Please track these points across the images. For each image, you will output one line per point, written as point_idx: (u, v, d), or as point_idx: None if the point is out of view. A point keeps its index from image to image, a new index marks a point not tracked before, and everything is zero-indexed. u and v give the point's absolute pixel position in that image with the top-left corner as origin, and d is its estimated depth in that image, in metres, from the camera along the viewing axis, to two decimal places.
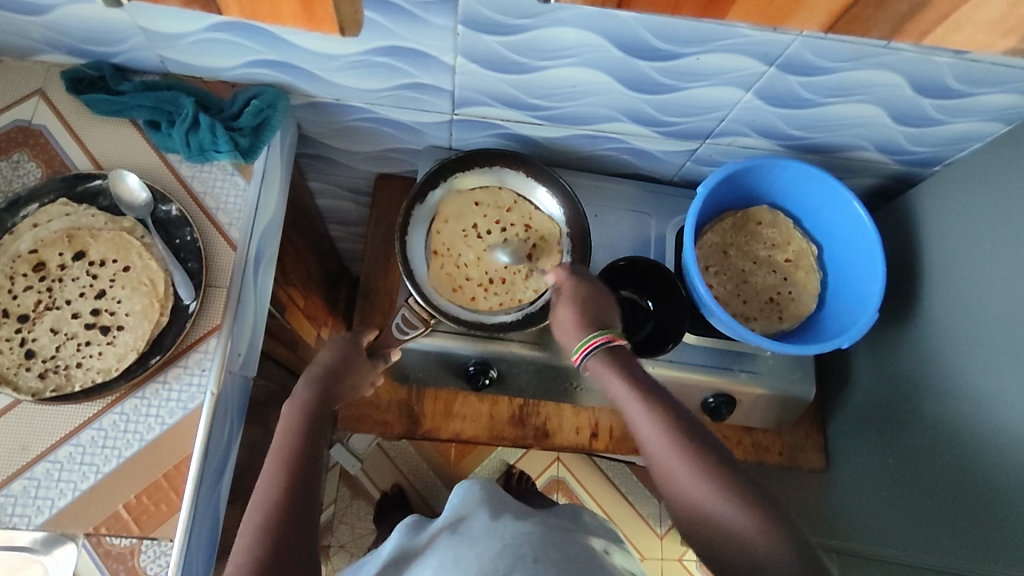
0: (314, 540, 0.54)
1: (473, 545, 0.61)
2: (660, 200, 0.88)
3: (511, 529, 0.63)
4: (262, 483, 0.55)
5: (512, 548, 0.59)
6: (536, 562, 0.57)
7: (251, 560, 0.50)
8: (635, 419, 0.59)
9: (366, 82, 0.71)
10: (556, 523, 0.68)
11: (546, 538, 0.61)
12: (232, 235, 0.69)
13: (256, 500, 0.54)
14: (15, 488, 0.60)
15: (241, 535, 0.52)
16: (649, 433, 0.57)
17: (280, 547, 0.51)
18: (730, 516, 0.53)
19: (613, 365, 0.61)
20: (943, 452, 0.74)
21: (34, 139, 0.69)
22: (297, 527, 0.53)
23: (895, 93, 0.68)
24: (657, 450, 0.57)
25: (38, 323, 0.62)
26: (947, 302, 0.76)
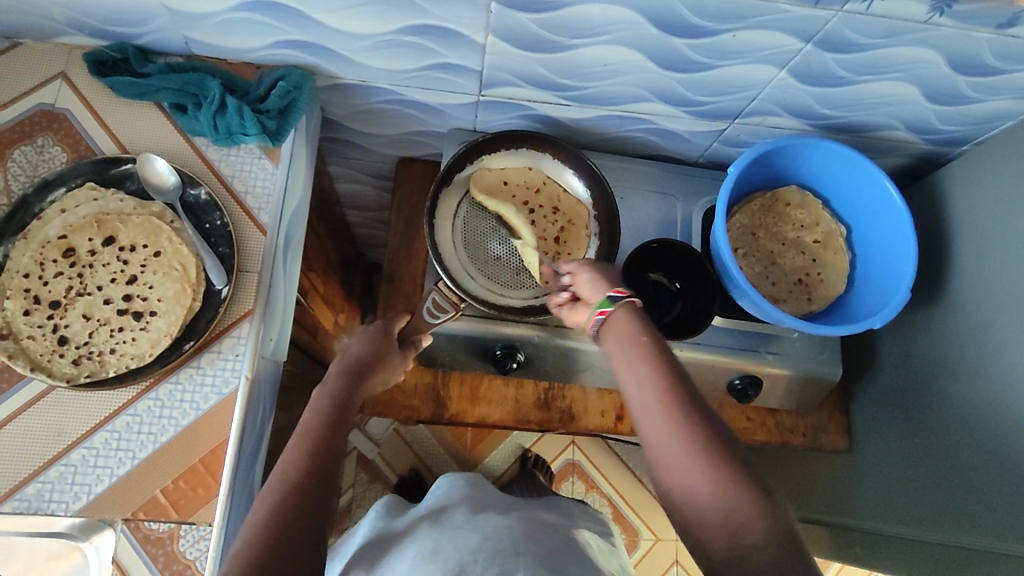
0: (329, 524, 0.53)
1: (454, 536, 0.60)
2: (685, 181, 0.87)
3: (492, 523, 0.63)
4: (283, 459, 0.55)
5: (491, 541, 0.59)
6: (516, 557, 0.56)
7: (267, 528, 0.49)
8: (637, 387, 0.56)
9: (394, 63, 0.70)
10: (541, 519, 0.68)
11: (528, 534, 0.62)
12: (261, 219, 0.68)
13: (276, 473, 0.54)
14: (51, 474, 0.60)
15: (257, 504, 0.52)
16: (642, 391, 0.56)
17: (295, 520, 0.51)
18: (719, 493, 0.49)
19: (625, 330, 0.59)
20: (971, 431, 0.74)
21: (59, 123, 0.68)
22: (315, 505, 0.52)
23: (930, 71, 0.67)
24: (654, 420, 0.54)
25: (70, 309, 0.62)
26: (975, 282, 0.75)
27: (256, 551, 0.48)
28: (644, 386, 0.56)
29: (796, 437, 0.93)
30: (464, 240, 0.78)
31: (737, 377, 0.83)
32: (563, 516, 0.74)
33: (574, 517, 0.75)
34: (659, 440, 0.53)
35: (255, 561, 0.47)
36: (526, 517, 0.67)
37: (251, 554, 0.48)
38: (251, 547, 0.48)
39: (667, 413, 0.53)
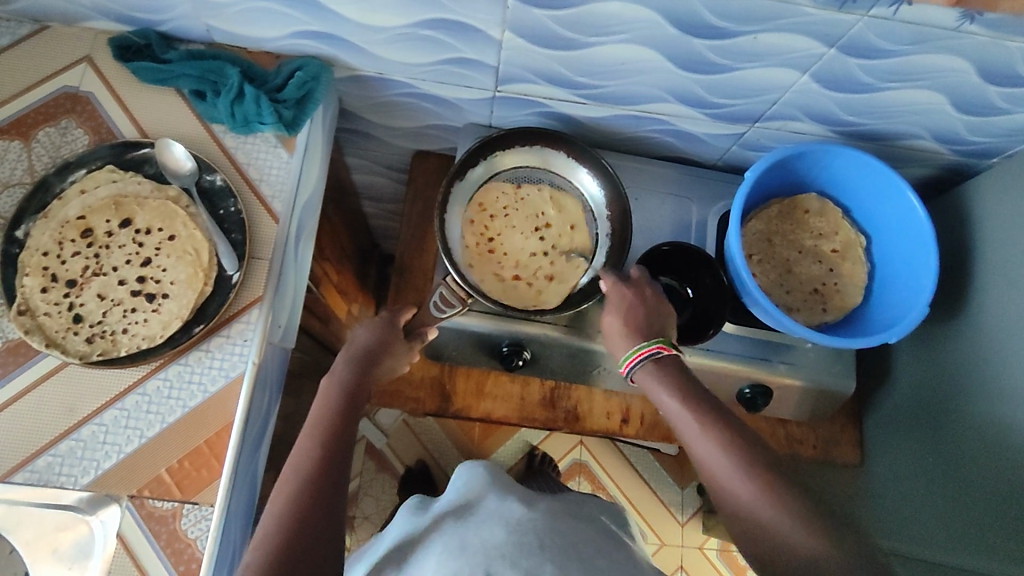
0: (344, 511, 0.54)
1: (478, 530, 0.60)
2: (702, 183, 0.86)
3: (517, 514, 0.62)
4: (297, 451, 0.56)
5: (517, 534, 0.58)
6: (542, 550, 0.56)
7: (286, 519, 0.51)
8: (697, 444, 0.59)
9: (411, 56, 0.70)
10: (560, 508, 0.66)
11: (553, 525, 0.60)
12: (274, 207, 0.69)
13: (290, 465, 0.55)
14: (62, 448, 0.61)
15: (274, 495, 0.53)
16: (707, 451, 0.58)
17: (312, 512, 0.52)
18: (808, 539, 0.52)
19: (669, 384, 0.62)
20: (989, 452, 0.72)
21: (82, 106, 0.69)
22: (331, 495, 0.53)
23: (959, 79, 0.65)
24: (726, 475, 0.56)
25: (85, 288, 0.63)
26: (999, 299, 0.73)
27: (278, 542, 0.49)
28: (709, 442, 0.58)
29: (805, 449, 0.91)
30: (481, 227, 0.79)
31: (746, 386, 0.82)
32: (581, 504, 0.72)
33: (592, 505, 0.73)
34: (740, 500, 0.55)
35: (277, 552, 0.49)
36: (551, 508, 0.65)
37: (272, 546, 0.49)
38: (271, 540, 0.50)
39: (742, 473, 0.55)
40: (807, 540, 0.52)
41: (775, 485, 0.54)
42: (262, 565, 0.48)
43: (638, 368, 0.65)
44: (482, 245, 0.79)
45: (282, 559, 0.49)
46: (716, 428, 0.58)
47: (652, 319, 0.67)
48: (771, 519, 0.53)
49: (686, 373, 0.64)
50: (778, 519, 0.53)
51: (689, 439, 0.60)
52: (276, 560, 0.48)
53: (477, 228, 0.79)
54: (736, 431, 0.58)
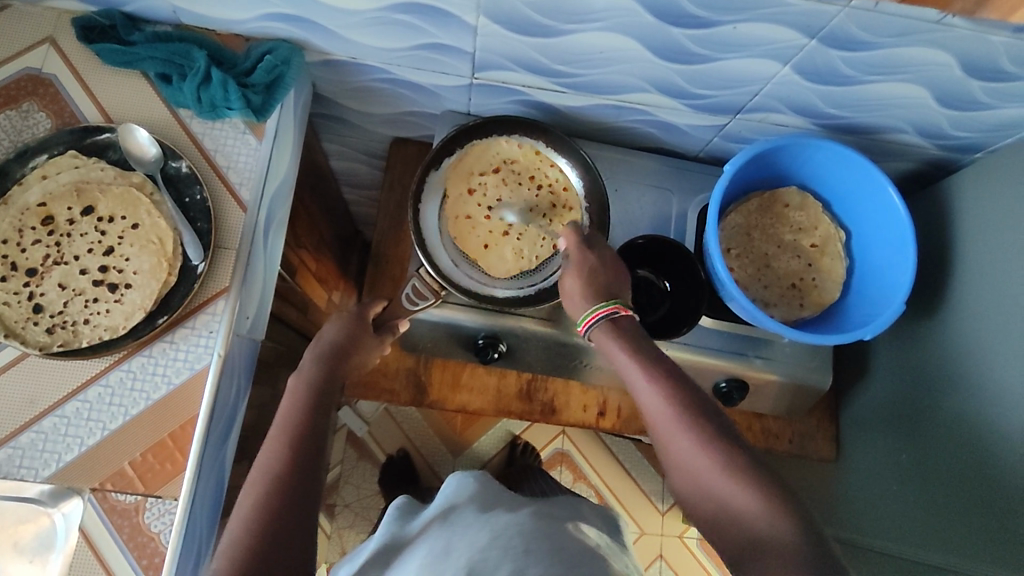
0: (315, 511, 0.54)
1: (465, 536, 0.60)
2: (683, 176, 0.85)
3: (502, 520, 0.61)
4: (265, 452, 0.55)
5: (501, 539, 0.58)
6: (526, 554, 0.56)
7: (254, 522, 0.50)
8: (643, 396, 0.58)
9: (385, 41, 0.68)
10: (545, 511, 0.67)
11: (538, 529, 0.60)
12: (242, 195, 0.68)
13: (258, 468, 0.54)
14: (23, 440, 0.60)
15: (242, 499, 0.52)
16: (655, 406, 0.57)
17: (279, 515, 0.51)
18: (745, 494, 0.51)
19: (618, 335, 0.61)
20: (965, 451, 0.72)
21: (44, 89, 0.67)
22: (300, 494, 0.53)
23: (941, 73, 0.64)
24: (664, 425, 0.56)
25: (46, 278, 0.61)
26: (977, 296, 0.73)
27: (246, 545, 0.48)
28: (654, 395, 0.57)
29: (782, 443, 0.91)
30: (496, 173, 0.78)
31: (723, 380, 0.81)
32: (567, 508, 0.71)
33: (581, 511, 0.72)
34: (686, 460, 0.55)
35: (246, 556, 0.48)
36: (537, 512, 0.65)
37: (240, 551, 0.49)
38: (240, 544, 0.49)
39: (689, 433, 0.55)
40: (739, 498, 0.52)
41: (721, 447, 0.54)
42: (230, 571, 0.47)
43: (596, 326, 0.63)
44: (485, 191, 0.78)
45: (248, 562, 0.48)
46: (665, 387, 0.57)
47: (608, 273, 0.65)
48: (717, 479, 0.53)
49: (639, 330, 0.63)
50: (714, 472, 0.53)
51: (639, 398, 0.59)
52: (244, 564, 0.48)
53: (490, 171, 0.78)
54: (681, 386, 0.58)
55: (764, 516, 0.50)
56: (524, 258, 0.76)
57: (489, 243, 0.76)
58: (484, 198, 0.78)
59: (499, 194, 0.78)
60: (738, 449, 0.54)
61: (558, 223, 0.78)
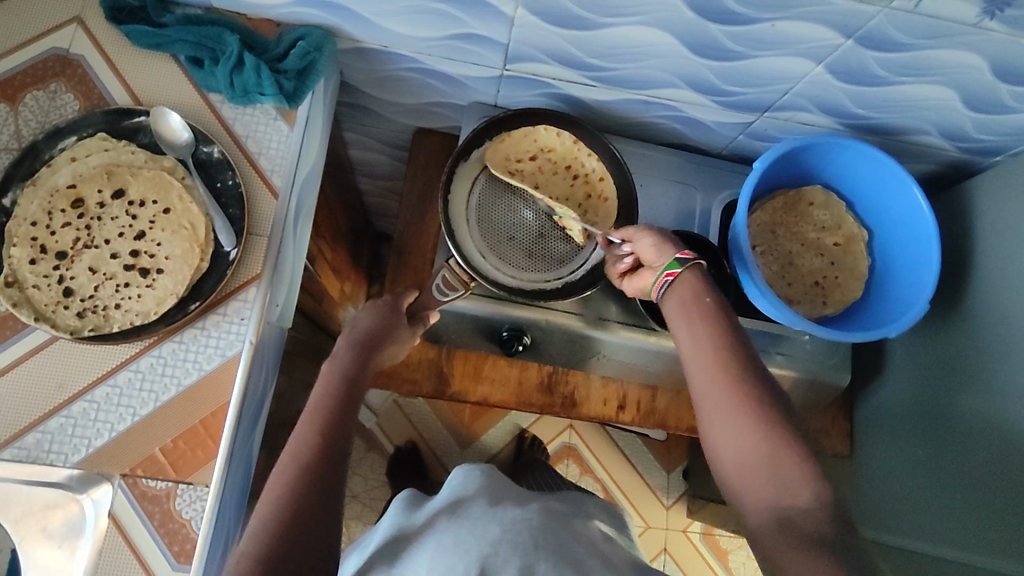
0: (341, 497, 0.53)
1: (473, 528, 0.59)
2: (706, 173, 0.86)
3: (512, 513, 0.61)
4: (296, 436, 0.55)
5: (511, 533, 0.57)
6: (537, 550, 0.56)
7: (283, 504, 0.50)
8: (700, 366, 0.57)
9: (418, 30, 0.68)
10: (557, 509, 0.66)
11: (547, 525, 0.60)
12: (274, 182, 0.68)
13: (288, 451, 0.54)
14: (51, 425, 0.60)
15: (271, 481, 0.52)
16: (711, 380, 0.56)
17: (309, 500, 0.51)
18: (791, 490, 0.51)
19: (686, 304, 0.59)
20: (981, 449, 0.73)
21: (72, 70, 0.66)
22: (328, 480, 0.53)
23: (972, 77, 0.65)
24: (718, 399, 0.55)
25: (76, 261, 0.61)
26: (996, 297, 0.74)
27: (276, 529, 0.49)
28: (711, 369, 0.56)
29: None
30: (534, 161, 0.78)
31: None
32: (573, 506, 0.71)
33: (587, 508, 0.73)
34: (731, 437, 0.54)
35: (273, 538, 0.48)
36: (543, 507, 0.65)
37: (268, 532, 0.49)
38: (268, 526, 0.49)
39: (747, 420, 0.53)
40: (779, 486, 0.51)
41: (776, 434, 0.53)
42: (257, 552, 0.48)
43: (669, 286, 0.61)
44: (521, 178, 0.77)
45: (278, 545, 0.48)
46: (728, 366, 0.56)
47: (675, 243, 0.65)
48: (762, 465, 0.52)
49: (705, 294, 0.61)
50: (761, 461, 0.52)
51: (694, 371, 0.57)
52: (271, 546, 0.48)
53: (527, 159, 0.78)
54: (743, 365, 0.56)
55: (811, 514, 0.49)
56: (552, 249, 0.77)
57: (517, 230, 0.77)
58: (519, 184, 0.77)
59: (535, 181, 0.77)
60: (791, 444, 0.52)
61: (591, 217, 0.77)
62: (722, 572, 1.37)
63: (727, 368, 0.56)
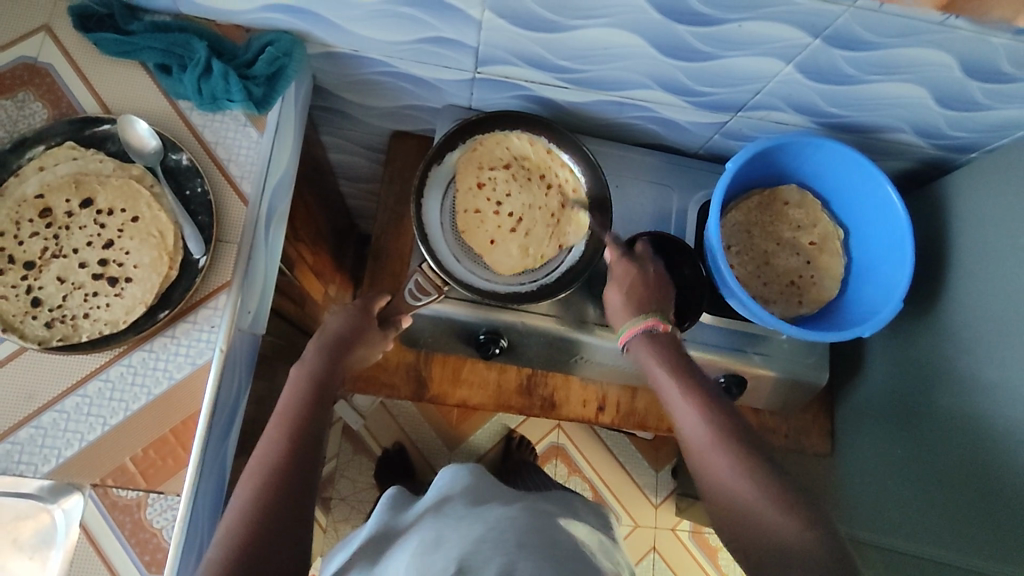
0: (312, 501, 0.53)
1: (458, 526, 0.60)
2: (682, 173, 0.85)
3: (496, 513, 0.61)
4: (264, 442, 0.55)
5: (495, 531, 0.57)
6: (519, 547, 0.55)
7: (252, 510, 0.50)
8: (680, 413, 0.62)
9: (387, 34, 0.67)
10: (542, 508, 0.67)
11: (530, 522, 0.60)
12: (244, 188, 0.67)
13: (257, 456, 0.54)
14: (21, 436, 0.59)
15: (238, 489, 0.52)
16: (693, 426, 0.61)
17: (278, 503, 0.51)
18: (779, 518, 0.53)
19: (658, 354, 0.67)
20: (958, 445, 0.73)
21: (40, 78, 0.66)
22: (299, 483, 0.53)
23: (942, 74, 0.65)
24: (700, 443, 0.59)
25: (44, 271, 0.61)
26: (973, 294, 0.74)
27: (243, 534, 0.49)
28: (692, 412, 0.61)
29: (777, 438, 0.92)
30: (506, 169, 0.79)
31: (722, 375, 0.81)
32: (561, 506, 0.71)
33: (574, 509, 0.72)
34: (720, 478, 0.57)
35: (242, 545, 0.48)
36: (528, 505, 0.65)
37: (235, 540, 0.48)
38: (235, 534, 0.49)
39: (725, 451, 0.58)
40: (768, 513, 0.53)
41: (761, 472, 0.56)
42: (226, 559, 0.47)
43: (637, 341, 0.69)
44: (494, 186, 0.78)
45: (246, 549, 0.48)
46: (707, 413, 0.61)
47: (650, 295, 0.71)
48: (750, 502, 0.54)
49: (679, 348, 0.68)
50: (746, 495, 0.55)
51: (680, 421, 0.62)
52: (239, 553, 0.48)
53: (499, 167, 0.79)
54: (721, 410, 0.61)
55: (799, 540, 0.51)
56: (531, 254, 0.77)
57: (494, 236, 0.77)
58: (492, 193, 0.78)
59: (506, 189, 0.78)
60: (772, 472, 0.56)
61: (567, 223, 0.78)
62: (712, 569, 1.37)
63: (711, 412, 0.61)
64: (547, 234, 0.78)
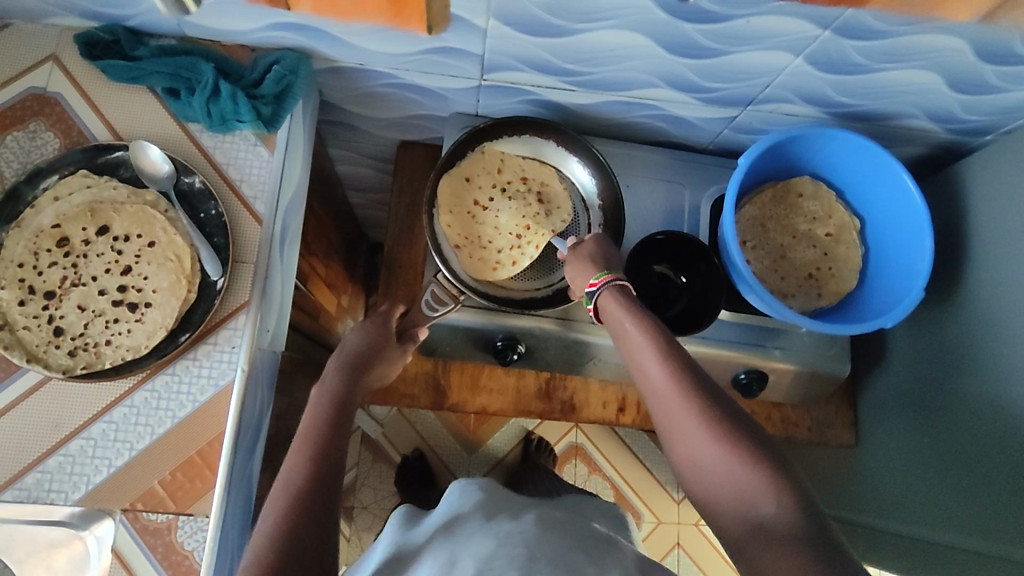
0: (336, 519, 0.53)
1: (469, 544, 0.58)
2: (693, 169, 0.85)
3: (507, 526, 0.60)
4: (288, 462, 0.55)
5: (507, 546, 0.56)
6: (532, 560, 0.54)
7: (280, 531, 0.49)
8: (645, 366, 0.58)
9: (392, 46, 0.67)
10: (555, 517, 0.64)
11: (543, 535, 0.59)
12: (257, 209, 0.68)
13: (281, 477, 0.54)
14: (50, 464, 0.60)
15: (266, 510, 0.52)
16: (658, 378, 0.56)
17: (304, 523, 0.51)
18: (754, 480, 0.49)
19: (625, 307, 0.61)
20: (987, 434, 0.72)
21: (51, 108, 0.66)
22: (323, 502, 0.53)
23: (955, 59, 0.64)
24: (664, 393, 0.55)
25: (65, 300, 0.61)
26: (995, 278, 0.73)
27: (272, 553, 0.48)
28: (657, 363, 0.57)
29: (800, 431, 0.92)
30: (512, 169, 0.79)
31: (743, 371, 0.81)
32: (572, 513, 0.69)
33: (587, 512, 0.71)
34: (688, 434, 0.53)
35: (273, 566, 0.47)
36: (541, 515, 0.63)
37: (264, 564, 0.48)
38: (265, 555, 0.48)
39: (688, 401, 0.54)
40: (744, 476, 0.50)
41: (733, 431, 0.52)
42: None
43: (607, 293, 0.63)
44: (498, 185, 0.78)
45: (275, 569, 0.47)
46: (673, 365, 0.56)
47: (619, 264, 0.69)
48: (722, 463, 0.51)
49: (641, 303, 0.63)
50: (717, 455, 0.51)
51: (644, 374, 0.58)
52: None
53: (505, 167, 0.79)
54: (686, 361, 0.57)
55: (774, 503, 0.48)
56: (492, 243, 0.77)
57: (492, 199, 0.78)
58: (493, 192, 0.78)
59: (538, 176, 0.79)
60: (736, 422, 0.53)
61: (531, 246, 0.76)
62: None
63: (678, 362, 0.56)
64: (516, 237, 0.76)
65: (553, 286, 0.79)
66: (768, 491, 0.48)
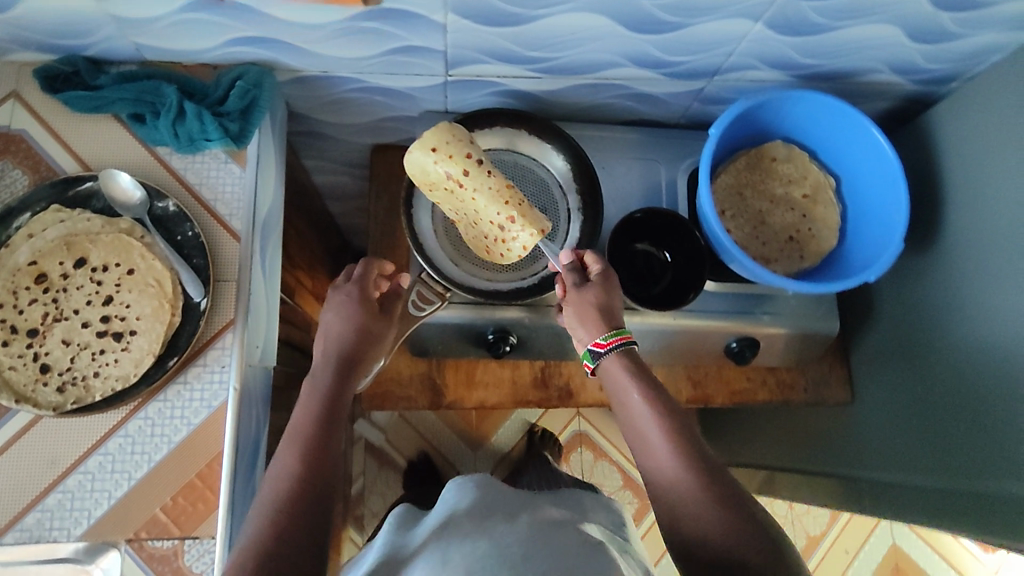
0: (325, 531, 0.54)
1: (462, 544, 0.58)
2: (666, 144, 0.85)
3: (500, 528, 0.60)
4: (276, 469, 0.55)
5: (500, 547, 0.56)
6: (525, 560, 0.54)
7: (265, 541, 0.50)
8: (645, 428, 0.61)
9: (353, 50, 0.67)
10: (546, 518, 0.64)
11: (534, 535, 0.58)
12: (234, 226, 0.67)
13: (268, 485, 0.54)
14: (49, 502, 0.60)
15: (251, 518, 0.52)
16: (657, 440, 0.60)
17: (288, 534, 0.51)
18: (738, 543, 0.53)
19: (629, 367, 0.64)
20: (978, 380, 0.73)
21: (16, 145, 0.66)
22: (309, 514, 0.53)
23: (912, 10, 0.65)
24: (662, 456, 0.59)
25: (49, 336, 0.61)
26: (971, 224, 0.73)
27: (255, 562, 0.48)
28: (657, 425, 0.60)
29: (796, 394, 0.93)
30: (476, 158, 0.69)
31: (733, 339, 0.82)
32: (571, 510, 0.70)
33: (587, 512, 0.71)
34: (681, 492, 0.57)
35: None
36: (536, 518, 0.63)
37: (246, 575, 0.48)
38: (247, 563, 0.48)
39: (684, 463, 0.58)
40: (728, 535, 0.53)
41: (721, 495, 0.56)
42: None
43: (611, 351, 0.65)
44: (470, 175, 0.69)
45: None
46: (672, 429, 0.60)
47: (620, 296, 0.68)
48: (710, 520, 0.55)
49: (644, 364, 0.66)
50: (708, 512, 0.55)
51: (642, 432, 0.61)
52: None
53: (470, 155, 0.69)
54: (685, 426, 0.61)
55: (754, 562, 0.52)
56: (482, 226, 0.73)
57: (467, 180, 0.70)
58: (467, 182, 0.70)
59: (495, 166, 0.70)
60: (724, 486, 0.57)
61: (516, 241, 0.71)
62: None
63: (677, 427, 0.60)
64: (501, 228, 0.71)
65: (539, 275, 0.78)
66: (751, 552, 0.52)
